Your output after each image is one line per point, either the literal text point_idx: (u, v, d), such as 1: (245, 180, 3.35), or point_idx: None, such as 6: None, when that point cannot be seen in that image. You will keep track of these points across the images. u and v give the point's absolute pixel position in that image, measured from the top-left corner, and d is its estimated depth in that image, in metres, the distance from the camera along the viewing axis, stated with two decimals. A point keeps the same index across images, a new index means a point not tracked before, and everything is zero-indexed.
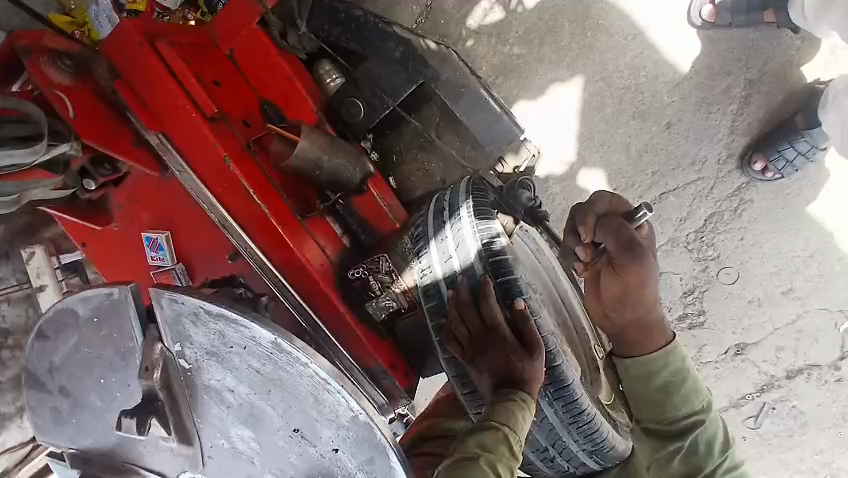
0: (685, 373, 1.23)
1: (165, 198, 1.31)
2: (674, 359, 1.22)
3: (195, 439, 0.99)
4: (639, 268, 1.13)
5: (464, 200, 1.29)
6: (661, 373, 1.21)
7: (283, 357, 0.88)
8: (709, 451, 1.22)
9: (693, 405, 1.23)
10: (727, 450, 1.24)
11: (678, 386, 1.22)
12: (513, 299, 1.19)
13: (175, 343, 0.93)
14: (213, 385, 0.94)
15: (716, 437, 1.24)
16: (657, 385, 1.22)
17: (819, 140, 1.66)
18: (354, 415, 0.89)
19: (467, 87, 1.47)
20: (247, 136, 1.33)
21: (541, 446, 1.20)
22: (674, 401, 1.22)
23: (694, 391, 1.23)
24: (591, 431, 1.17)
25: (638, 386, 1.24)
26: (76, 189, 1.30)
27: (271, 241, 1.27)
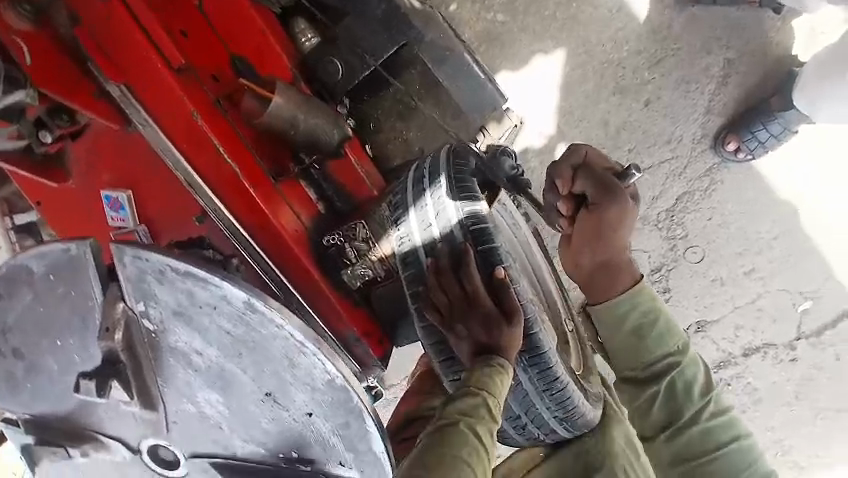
0: (656, 315, 1.27)
1: (128, 155, 1.22)
2: (645, 303, 1.26)
3: (160, 403, 0.97)
4: (619, 208, 1.14)
5: (446, 168, 1.26)
6: (632, 323, 1.26)
7: (257, 318, 0.84)
8: (690, 395, 1.27)
9: (668, 349, 1.28)
10: (709, 391, 1.29)
11: (652, 332, 1.27)
12: (493, 265, 1.17)
13: (138, 302, 0.88)
14: (180, 346, 0.90)
15: (696, 379, 1.29)
16: (629, 330, 1.27)
17: (791, 122, 1.70)
18: (331, 378, 0.87)
19: (452, 50, 1.44)
20: (215, 89, 1.24)
21: (513, 414, 1.21)
22: (649, 349, 1.27)
23: (667, 335, 1.28)
24: (563, 398, 1.17)
25: (612, 336, 1.29)
26: (30, 142, 1.19)
27: (242, 203, 1.22)
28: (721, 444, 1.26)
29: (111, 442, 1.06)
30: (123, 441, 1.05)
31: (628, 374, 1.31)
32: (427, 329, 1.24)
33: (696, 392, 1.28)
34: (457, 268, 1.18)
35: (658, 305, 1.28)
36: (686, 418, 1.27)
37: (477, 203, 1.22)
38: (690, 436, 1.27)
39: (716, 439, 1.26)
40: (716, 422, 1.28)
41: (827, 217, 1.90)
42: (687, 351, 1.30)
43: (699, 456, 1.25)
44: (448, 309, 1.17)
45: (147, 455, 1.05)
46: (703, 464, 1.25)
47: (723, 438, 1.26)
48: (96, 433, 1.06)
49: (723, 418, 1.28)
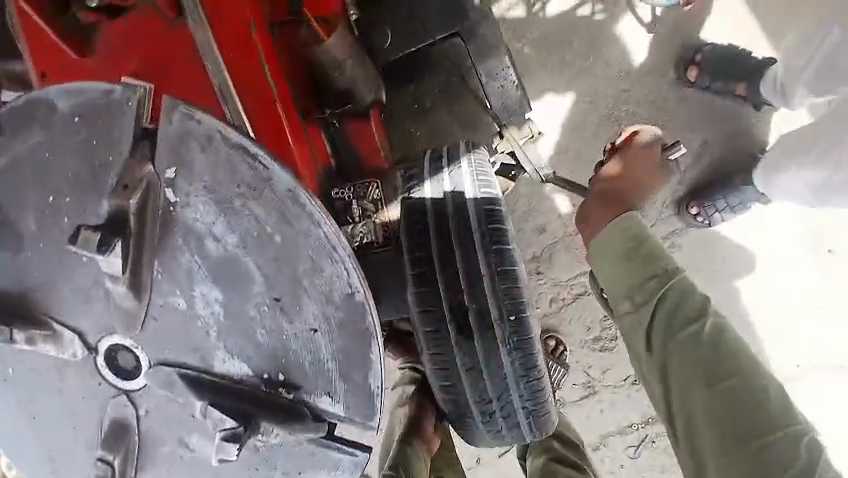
0: (648, 235, 1.32)
1: (170, 52, 1.17)
2: (639, 227, 1.33)
3: (147, 290, 0.88)
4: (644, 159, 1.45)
5: (465, 155, 1.34)
6: (635, 246, 1.31)
7: (294, 210, 0.80)
8: (681, 316, 1.23)
9: (654, 270, 1.27)
10: (704, 311, 1.23)
11: (639, 253, 1.30)
12: (498, 246, 1.23)
13: (170, 168, 0.82)
14: (195, 228, 0.83)
15: (689, 301, 1.24)
16: (621, 254, 1.31)
17: (748, 200, 1.89)
18: (351, 293, 0.84)
19: (498, 48, 1.58)
20: (270, 13, 1.24)
21: (486, 397, 1.28)
22: (650, 275, 1.27)
23: (654, 253, 1.30)
24: (536, 390, 1.29)
25: (610, 263, 1.32)
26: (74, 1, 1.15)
27: (267, 128, 1.19)
28: (731, 365, 1.16)
29: (64, 333, 0.93)
30: (81, 331, 0.93)
31: (627, 306, 1.29)
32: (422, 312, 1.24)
33: (690, 309, 1.23)
34: (466, 249, 1.23)
35: (649, 231, 1.34)
36: (682, 337, 1.21)
37: (493, 187, 1.30)
38: (713, 360, 1.17)
39: (725, 359, 1.17)
40: (724, 341, 1.19)
41: (767, 298, 2.10)
42: (679, 269, 1.27)
43: (726, 380, 1.15)
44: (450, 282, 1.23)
45: (101, 358, 0.94)
46: (731, 391, 1.14)
47: (747, 366, 1.16)
48: (48, 319, 0.93)
49: (732, 336, 1.20)
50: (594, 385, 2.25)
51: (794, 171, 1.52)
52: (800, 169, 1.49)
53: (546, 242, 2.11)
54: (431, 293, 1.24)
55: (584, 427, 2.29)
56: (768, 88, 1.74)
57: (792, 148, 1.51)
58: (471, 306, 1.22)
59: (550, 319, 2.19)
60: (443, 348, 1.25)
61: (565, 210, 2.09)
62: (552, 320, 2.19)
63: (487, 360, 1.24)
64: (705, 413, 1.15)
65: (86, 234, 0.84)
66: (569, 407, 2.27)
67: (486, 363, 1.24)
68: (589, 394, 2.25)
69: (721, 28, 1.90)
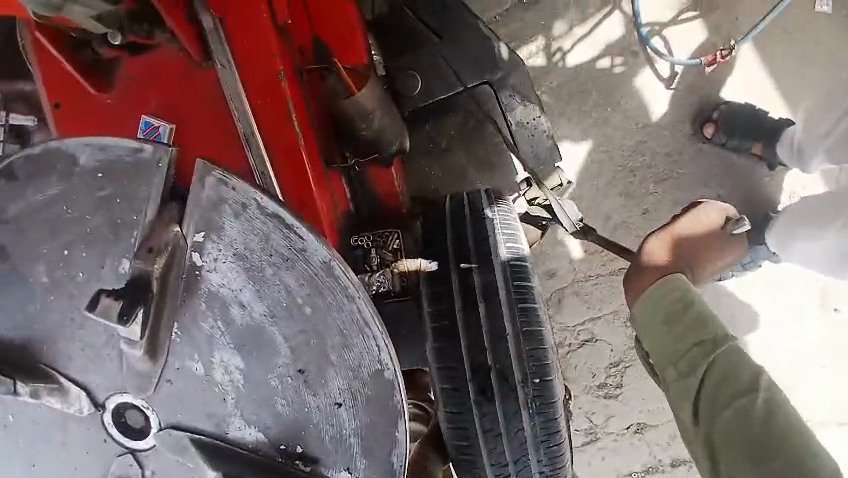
0: (693, 296, 1.15)
1: (193, 91, 1.16)
2: (686, 291, 1.16)
3: (164, 353, 0.83)
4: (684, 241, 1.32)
5: (490, 208, 1.33)
6: (681, 309, 1.14)
7: (328, 282, 0.77)
8: (729, 389, 1.02)
9: (701, 335, 1.10)
10: (757, 383, 1.02)
11: (684, 316, 1.13)
12: (524, 304, 1.23)
13: (199, 231, 0.78)
14: (220, 293, 0.80)
15: (738, 373, 1.04)
16: (662, 320, 1.15)
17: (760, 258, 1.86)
18: (380, 370, 0.80)
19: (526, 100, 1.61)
20: (301, 60, 1.23)
21: (503, 461, 1.22)
22: (697, 345, 1.09)
23: (702, 317, 1.12)
24: (555, 455, 1.24)
25: (653, 331, 1.17)
26: (96, 39, 1.12)
27: (290, 174, 1.16)
28: (787, 446, 0.93)
29: (71, 387, 0.88)
30: (88, 390, 0.89)
31: (673, 376, 1.11)
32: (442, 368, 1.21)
33: (742, 381, 1.03)
34: (493, 311, 1.21)
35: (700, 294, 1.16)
36: (728, 416, 1.01)
37: (518, 242, 1.31)
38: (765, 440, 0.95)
39: (780, 439, 0.94)
40: (780, 419, 0.96)
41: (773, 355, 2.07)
42: (729, 336, 1.09)
43: (773, 465, 0.93)
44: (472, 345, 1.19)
45: (109, 415, 0.89)
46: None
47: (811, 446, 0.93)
48: (54, 372, 0.88)
49: (791, 413, 0.97)
50: (597, 431, 2.21)
51: (809, 238, 1.54)
52: (817, 238, 1.52)
53: (555, 286, 2.09)
54: (453, 348, 1.20)
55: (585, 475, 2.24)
56: (785, 152, 1.81)
57: (808, 216, 1.54)
58: (493, 366, 1.19)
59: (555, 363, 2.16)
60: (462, 410, 1.20)
61: (577, 258, 2.08)
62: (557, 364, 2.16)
63: (507, 422, 1.19)
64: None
65: (106, 302, 0.79)
66: None
67: (506, 424, 1.20)
68: (591, 440, 2.22)
69: (737, 87, 1.92)
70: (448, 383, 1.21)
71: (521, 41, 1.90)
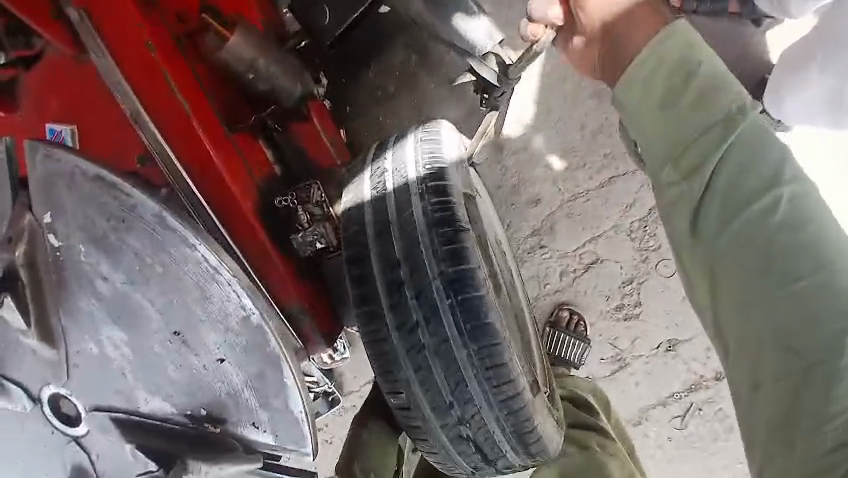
0: (695, 67, 1.05)
1: (79, 86, 1.15)
2: (698, 65, 1.05)
3: (62, 340, 0.85)
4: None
5: (413, 131, 1.24)
6: (682, 85, 1.05)
7: (168, 235, 0.76)
8: (743, 195, 0.99)
9: (710, 115, 1.02)
10: (779, 177, 0.98)
11: (684, 95, 1.04)
12: (442, 220, 1.11)
13: (44, 214, 0.80)
14: (85, 271, 0.81)
15: (752, 168, 0.99)
16: (658, 101, 1.06)
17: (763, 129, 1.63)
18: (246, 316, 0.78)
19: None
20: (178, 28, 1.18)
21: (444, 404, 1.14)
22: (715, 131, 1.01)
23: (713, 90, 1.03)
24: (504, 391, 1.13)
25: (653, 115, 1.06)
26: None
27: (185, 142, 1.14)
28: (808, 268, 0.94)
29: (12, 387, 0.88)
30: (24, 388, 0.88)
31: (669, 175, 1.05)
32: (363, 312, 1.12)
33: (752, 182, 0.99)
34: (408, 244, 1.11)
35: (708, 59, 1.07)
36: (739, 222, 0.99)
37: (439, 152, 1.20)
38: (787, 248, 0.96)
39: (813, 253, 0.95)
40: (795, 219, 0.96)
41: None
42: (746, 113, 1.01)
43: (797, 285, 0.94)
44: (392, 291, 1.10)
45: (47, 407, 0.88)
46: (801, 296, 0.94)
47: (809, 239, 0.95)
48: None
49: (812, 204, 0.97)
50: (625, 356, 2.05)
51: (799, 84, 1.30)
52: (808, 83, 1.28)
53: (543, 214, 1.94)
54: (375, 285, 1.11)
55: (622, 404, 2.08)
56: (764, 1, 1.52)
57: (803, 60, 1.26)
58: (410, 288, 1.10)
59: (563, 292, 2.02)
60: (380, 343, 1.12)
61: (561, 171, 1.91)
62: (564, 292, 2.02)
63: (433, 359, 1.10)
64: (764, 325, 0.96)
65: None
66: (602, 384, 2.08)
67: (434, 348, 1.10)
68: (620, 366, 2.06)
69: None
70: (368, 325, 1.13)
71: None
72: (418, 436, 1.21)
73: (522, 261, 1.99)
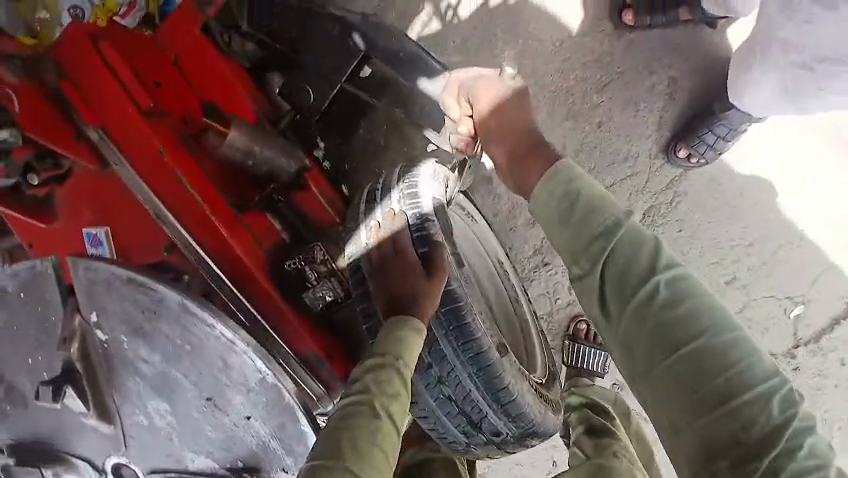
0: (576, 190, 1.07)
1: (108, 191, 1.33)
2: (568, 182, 1.08)
3: (116, 417, 1.01)
4: (488, 98, 1.37)
5: (395, 178, 1.34)
6: (568, 202, 1.07)
7: (190, 319, 0.90)
8: (629, 283, 1.00)
9: (593, 229, 1.03)
10: (656, 265, 1.00)
11: (574, 208, 1.05)
12: (420, 235, 1.26)
13: (91, 314, 0.97)
14: (129, 355, 0.96)
15: (638, 262, 1.00)
16: (554, 217, 1.08)
17: (738, 123, 1.69)
18: (262, 377, 0.90)
19: (404, 51, 1.47)
20: (184, 130, 1.38)
21: (443, 394, 1.24)
22: (593, 225, 1.03)
23: (591, 210, 1.04)
24: (491, 378, 1.23)
25: (548, 233, 1.10)
26: (20, 183, 1.30)
27: (199, 226, 1.32)
28: (692, 337, 0.94)
29: (79, 462, 1.04)
30: (89, 460, 1.04)
31: (576, 272, 1.06)
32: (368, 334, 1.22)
33: (638, 277, 0.99)
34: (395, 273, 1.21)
35: (587, 182, 1.09)
36: (636, 311, 0.99)
37: (419, 199, 1.29)
38: (669, 322, 0.96)
39: (697, 323, 0.95)
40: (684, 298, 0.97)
41: (797, 220, 1.88)
42: (622, 221, 1.03)
43: (687, 349, 0.94)
44: (388, 303, 1.16)
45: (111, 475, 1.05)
46: (692, 357, 0.94)
47: (705, 321, 0.95)
48: (66, 454, 1.05)
49: (691, 284, 0.99)
50: None
51: (755, 84, 1.33)
52: (761, 85, 1.31)
53: (542, 234, 2.03)
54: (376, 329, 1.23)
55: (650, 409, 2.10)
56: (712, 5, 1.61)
57: (752, 62, 1.30)
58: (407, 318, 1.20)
59: (576, 305, 2.08)
60: None
61: None
62: (577, 305, 2.08)
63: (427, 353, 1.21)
64: (666, 385, 0.95)
65: (41, 390, 0.98)
66: (628, 390, 2.11)
67: (428, 349, 1.21)
68: None
69: None
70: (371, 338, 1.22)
71: (409, 17, 1.84)
72: (420, 420, 1.30)
73: (530, 280, 2.07)
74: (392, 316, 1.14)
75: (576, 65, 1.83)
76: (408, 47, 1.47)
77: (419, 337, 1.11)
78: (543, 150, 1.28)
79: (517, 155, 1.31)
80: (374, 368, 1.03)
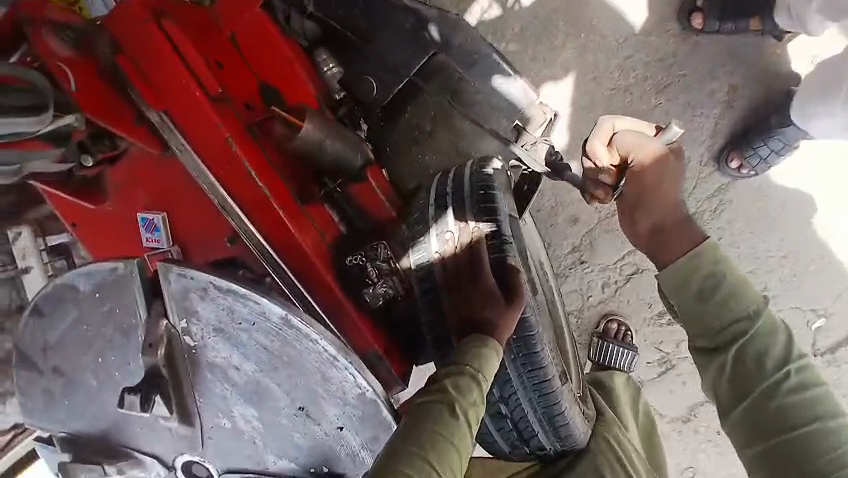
0: (720, 274, 1.16)
1: (165, 176, 1.26)
2: (715, 264, 1.17)
3: (196, 418, 0.99)
4: (657, 161, 1.27)
5: (466, 184, 1.30)
6: (714, 284, 1.17)
7: (293, 333, 0.89)
8: (757, 362, 1.12)
9: (734, 313, 1.14)
10: (787, 355, 1.12)
11: (717, 291, 1.15)
12: (499, 255, 1.25)
13: (181, 320, 0.92)
14: (218, 362, 0.94)
15: (772, 347, 1.12)
16: (692, 294, 1.18)
17: (792, 138, 1.71)
18: (362, 392, 0.91)
19: (480, 53, 1.47)
20: (248, 118, 1.30)
21: (501, 414, 1.39)
22: (731, 308, 1.15)
23: (733, 297, 1.15)
24: (548, 403, 1.37)
25: (682, 306, 1.20)
26: (73, 165, 1.20)
27: (269, 223, 1.26)
28: (807, 421, 1.07)
29: (145, 459, 1.05)
30: (156, 457, 1.04)
31: (706, 345, 1.18)
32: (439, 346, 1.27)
33: (771, 361, 1.12)
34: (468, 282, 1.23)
35: (730, 266, 1.18)
36: (763, 388, 1.11)
37: (495, 207, 1.28)
38: (788, 405, 1.09)
39: (812, 410, 1.08)
40: (806, 386, 1.10)
41: (832, 235, 1.92)
42: (760, 311, 1.14)
43: (799, 432, 1.07)
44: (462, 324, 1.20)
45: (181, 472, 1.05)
46: (804, 439, 1.06)
47: (819, 409, 1.08)
48: (130, 451, 1.05)
49: (813, 375, 1.11)
50: (671, 359, 2.15)
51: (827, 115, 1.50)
52: (831, 115, 1.49)
53: (582, 231, 2.03)
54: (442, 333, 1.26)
55: (669, 404, 2.18)
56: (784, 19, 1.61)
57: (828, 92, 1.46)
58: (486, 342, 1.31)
59: (607, 304, 2.11)
60: None
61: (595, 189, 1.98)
62: (609, 303, 2.11)
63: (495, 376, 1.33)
64: (772, 456, 1.08)
65: (128, 398, 0.93)
66: (648, 386, 2.17)
67: (497, 378, 1.34)
68: (667, 368, 2.16)
69: None
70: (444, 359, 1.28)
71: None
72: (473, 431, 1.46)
73: (565, 276, 2.09)
74: (468, 334, 1.13)
75: (639, 64, 1.79)
76: (484, 50, 1.47)
77: (496, 356, 1.11)
78: (694, 227, 1.24)
79: (662, 224, 1.26)
80: (459, 375, 1.04)
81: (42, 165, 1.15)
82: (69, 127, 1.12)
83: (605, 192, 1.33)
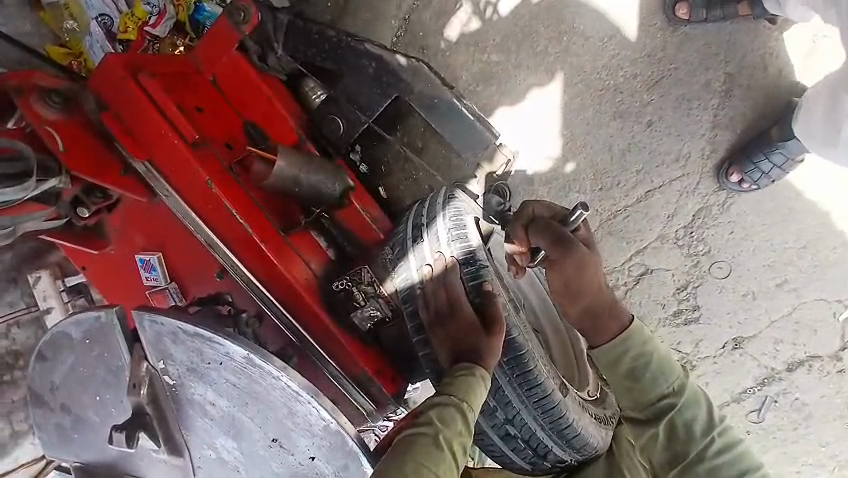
0: (648, 356, 1.28)
1: (156, 221, 1.35)
2: (642, 345, 1.27)
3: (185, 449, 1.04)
4: (577, 258, 1.21)
5: (441, 210, 1.33)
6: (641, 368, 1.27)
7: (256, 371, 0.98)
8: (684, 433, 1.28)
9: (662, 389, 1.29)
10: (712, 422, 1.30)
11: (645, 373, 1.27)
12: (475, 282, 1.27)
13: (158, 361, 1.01)
14: (196, 398, 1.01)
15: (698, 416, 1.29)
16: (623, 373, 1.28)
17: (794, 152, 1.66)
18: (326, 424, 0.98)
19: (439, 97, 1.42)
20: (228, 158, 1.37)
21: (509, 433, 1.32)
22: (657, 388, 1.28)
23: (660, 375, 1.28)
24: (554, 417, 1.31)
25: (614, 383, 1.31)
26: (69, 218, 1.32)
27: (253, 256, 1.31)
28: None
29: None
30: None
31: (637, 417, 1.32)
32: (433, 372, 1.28)
33: (699, 429, 1.28)
34: (445, 312, 1.24)
35: (655, 345, 1.29)
36: (692, 455, 1.28)
37: (466, 233, 1.31)
38: (717, 466, 1.27)
39: (740, 464, 1.28)
40: (728, 450, 1.28)
41: None
42: (684, 386, 1.30)
43: None
44: (452, 353, 1.20)
45: None
46: None
47: (741, 466, 1.28)
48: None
49: (733, 437, 1.30)
50: (692, 360, 1.99)
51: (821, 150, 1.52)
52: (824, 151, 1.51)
53: None
54: (429, 356, 1.27)
55: None
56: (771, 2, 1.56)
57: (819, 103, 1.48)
58: None
59: None
60: None
61: (597, 192, 1.85)
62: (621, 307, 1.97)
63: (490, 391, 1.30)
64: None
65: (115, 436, 1.00)
66: None
67: (495, 397, 1.30)
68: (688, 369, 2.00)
69: None
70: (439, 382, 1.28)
71: (448, 14, 1.74)
72: (486, 450, 1.39)
73: None
74: (457, 363, 1.17)
75: (627, 62, 1.74)
76: (444, 93, 1.42)
77: (484, 385, 1.13)
78: (619, 309, 1.29)
79: (590, 311, 1.27)
80: (442, 405, 1.06)
81: (34, 224, 1.27)
82: (57, 187, 1.27)
83: (518, 267, 1.33)
